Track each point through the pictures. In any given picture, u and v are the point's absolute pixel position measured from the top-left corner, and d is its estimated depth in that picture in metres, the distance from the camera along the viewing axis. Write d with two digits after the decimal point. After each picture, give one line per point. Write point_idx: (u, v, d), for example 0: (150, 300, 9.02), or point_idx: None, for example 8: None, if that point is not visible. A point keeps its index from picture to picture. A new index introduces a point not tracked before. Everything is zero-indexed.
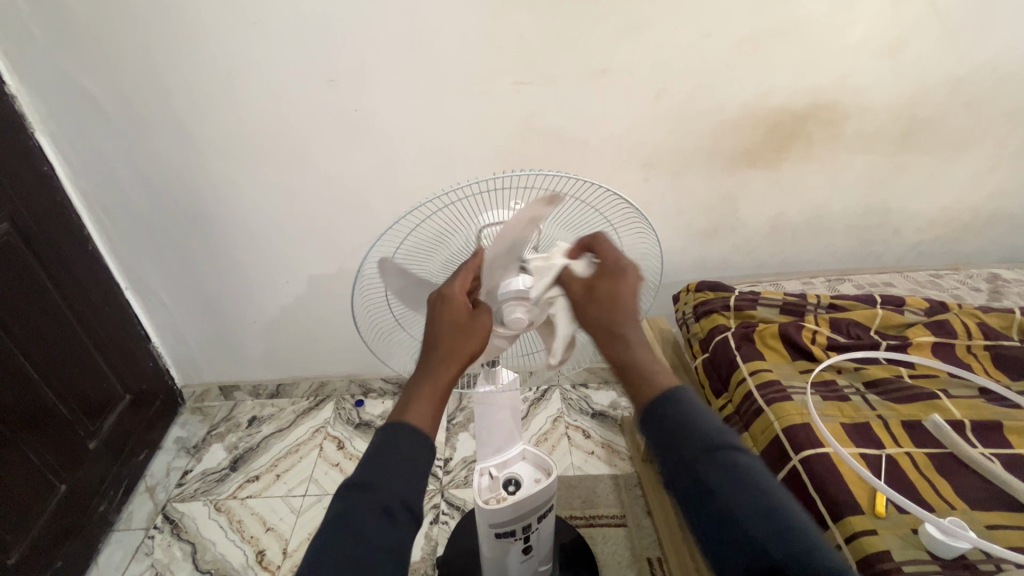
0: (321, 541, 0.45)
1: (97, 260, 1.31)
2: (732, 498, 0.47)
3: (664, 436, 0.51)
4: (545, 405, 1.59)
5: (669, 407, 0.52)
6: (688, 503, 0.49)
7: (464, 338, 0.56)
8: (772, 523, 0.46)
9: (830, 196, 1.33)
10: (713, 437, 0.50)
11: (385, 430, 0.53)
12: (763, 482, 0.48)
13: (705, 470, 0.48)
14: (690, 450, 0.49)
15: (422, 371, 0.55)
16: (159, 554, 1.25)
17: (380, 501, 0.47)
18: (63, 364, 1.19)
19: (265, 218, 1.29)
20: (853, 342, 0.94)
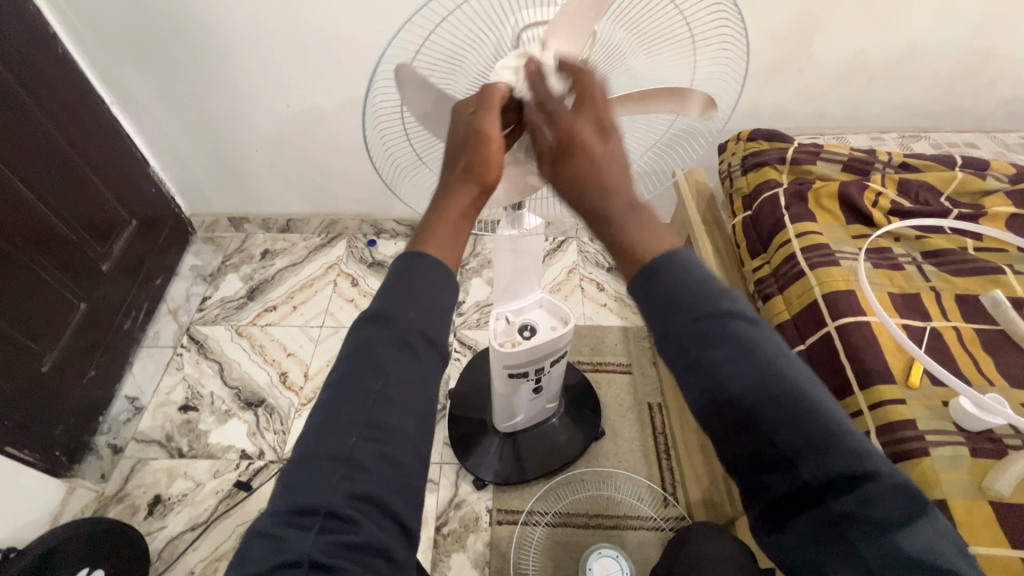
0: (339, 375, 0.42)
1: (74, 67, 1.15)
2: (734, 383, 0.37)
3: (653, 301, 0.39)
4: (561, 256, 1.55)
5: (661, 268, 0.39)
6: (678, 384, 0.39)
7: (483, 155, 0.47)
8: (785, 407, 0.36)
9: (931, 32, 1.09)
10: (704, 301, 0.38)
11: (399, 261, 0.45)
12: (771, 360, 0.37)
13: (706, 351, 0.37)
14: (681, 322, 0.38)
15: (439, 198, 0.48)
16: (189, 369, 1.33)
17: (398, 335, 0.41)
18: (59, 182, 1.12)
19: (254, 22, 1.10)
20: (920, 207, 0.84)
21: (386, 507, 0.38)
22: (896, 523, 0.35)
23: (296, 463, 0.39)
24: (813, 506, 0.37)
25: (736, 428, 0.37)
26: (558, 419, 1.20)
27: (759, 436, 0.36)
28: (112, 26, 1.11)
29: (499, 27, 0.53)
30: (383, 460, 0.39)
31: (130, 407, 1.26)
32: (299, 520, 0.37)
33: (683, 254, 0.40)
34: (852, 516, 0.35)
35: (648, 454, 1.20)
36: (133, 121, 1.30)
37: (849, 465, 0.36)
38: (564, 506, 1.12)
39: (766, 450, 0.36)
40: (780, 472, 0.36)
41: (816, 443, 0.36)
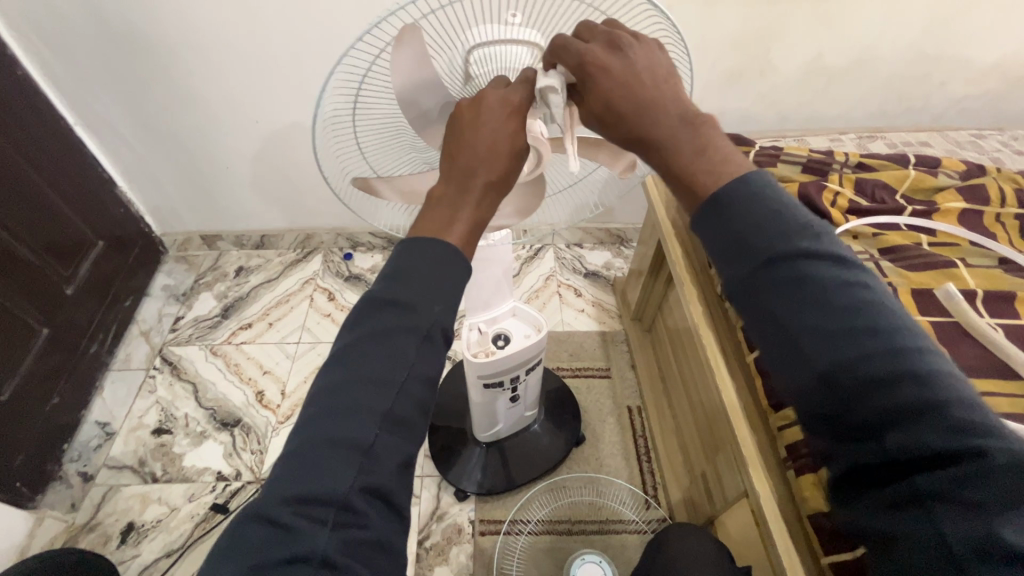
0: (346, 361, 0.40)
1: (32, 88, 1.13)
2: (797, 323, 0.39)
3: (725, 247, 0.41)
4: (538, 263, 1.56)
5: (726, 208, 0.41)
6: (754, 328, 0.42)
7: (500, 155, 0.46)
8: (861, 351, 0.37)
9: (881, 36, 1.13)
10: (779, 244, 0.39)
11: (409, 246, 0.43)
12: (850, 301, 0.38)
13: (773, 297, 0.39)
14: (745, 265, 0.40)
15: (468, 172, 0.45)
16: (162, 392, 1.30)
17: (422, 327, 0.41)
18: (19, 206, 1.09)
19: (216, 40, 1.09)
20: (875, 206, 0.87)
21: (390, 500, 0.38)
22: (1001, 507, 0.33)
23: (293, 455, 0.37)
24: (900, 478, 0.37)
25: (803, 371, 0.39)
26: (539, 426, 1.20)
27: (823, 379, 0.38)
28: (71, 48, 1.10)
29: (452, 47, 0.54)
30: (394, 451, 0.39)
31: (101, 432, 1.23)
32: (311, 509, 0.35)
33: (750, 186, 0.41)
34: (941, 496, 0.35)
35: (629, 457, 1.21)
36: (97, 142, 1.29)
37: (936, 437, 0.35)
38: (548, 513, 1.12)
39: (844, 401, 0.38)
40: (855, 425, 0.38)
41: (889, 390, 0.36)
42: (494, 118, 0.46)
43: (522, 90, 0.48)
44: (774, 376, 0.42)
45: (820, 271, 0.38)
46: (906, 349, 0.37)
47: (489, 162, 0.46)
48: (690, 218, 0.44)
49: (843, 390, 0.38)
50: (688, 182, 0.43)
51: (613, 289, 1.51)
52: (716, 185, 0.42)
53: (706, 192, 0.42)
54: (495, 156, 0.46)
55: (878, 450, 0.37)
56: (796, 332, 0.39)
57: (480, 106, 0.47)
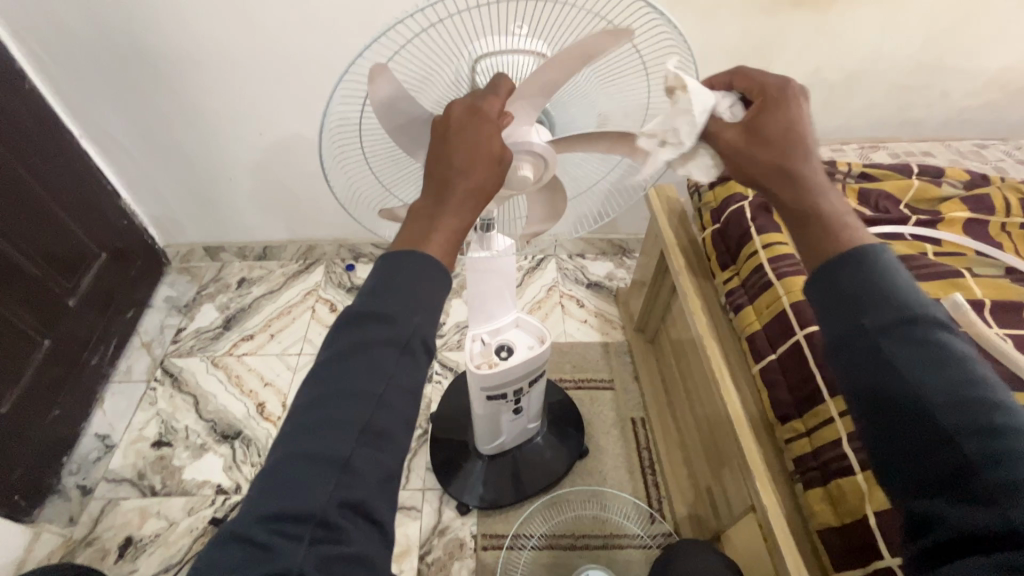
0: (326, 375, 0.40)
1: (39, 101, 1.15)
2: (921, 382, 0.39)
3: (847, 296, 0.42)
4: (540, 274, 1.56)
5: (860, 264, 0.42)
6: (867, 378, 0.41)
7: (479, 164, 0.45)
8: (981, 423, 0.37)
9: (881, 47, 1.14)
10: (911, 306, 0.40)
11: (389, 259, 0.43)
12: (969, 378, 0.39)
13: (900, 351, 0.39)
14: (879, 316, 0.40)
15: (444, 183, 0.45)
16: (162, 404, 1.29)
17: (400, 338, 0.40)
18: (22, 218, 1.10)
19: (220, 53, 1.11)
20: (880, 216, 0.87)
21: (371, 517, 0.38)
22: None
23: (273, 470, 0.37)
24: (1012, 548, 0.34)
25: (920, 428, 0.39)
26: (542, 438, 1.18)
27: (945, 441, 0.38)
28: (78, 62, 1.11)
29: (457, 57, 0.54)
30: (375, 465, 0.38)
31: (101, 445, 1.22)
32: (287, 526, 0.35)
33: (881, 249, 0.43)
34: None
35: (633, 471, 1.19)
36: (101, 154, 1.29)
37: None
38: (551, 527, 1.11)
39: (958, 466, 0.37)
40: (967, 491, 0.37)
41: (1006, 464, 0.36)
42: (472, 129, 0.46)
43: (490, 96, 0.49)
44: (874, 432, 0.41)
45: (949, 341, 0.40)
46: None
47: (466, 173, 0.45)
48: (818, 266, 0.44)
49: (962, 455, 0.37)
50: (825, 235, 0.45)
51: (616, 300, 1.50)
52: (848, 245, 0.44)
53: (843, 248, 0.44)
54: (473, 165, 0.45)
55: (995, 518, 0.35)
56: (921, 388, 0.39)
57: (455, 118, 0.47)
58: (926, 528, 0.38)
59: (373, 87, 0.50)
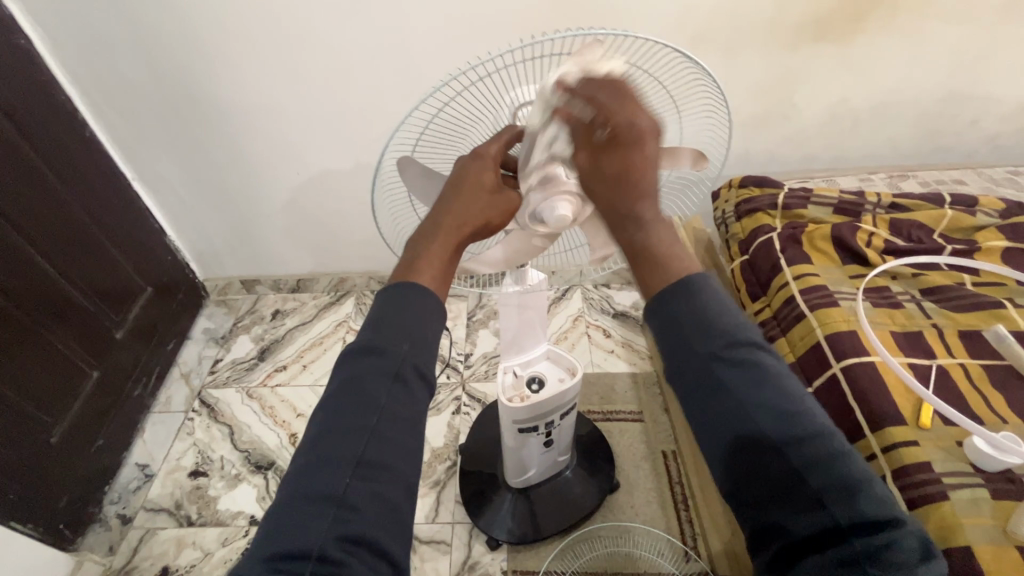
0: (327, 412, 0.42)
1: (97, 147, 1.23)
2: (753, 404, 0.40)
3: (671, 326, 0.43)
4: (566, 304, 1.57)
5: (689, 294, 0.43)
6: (700, 403, 0.41)
7: (476, 200, 0.51)
8: (800, 433, 0.39)
9: (905, 77, 1.15)
10: (735, 331, 0.41)
11: (389, 288, 0.47)
12: (788, 390, 0.41)
13: (726, 371, 0.40)
14: (716, 342, 0.41)
15: (435, 222, 0.51)
16: (199, 434, 1.33)
17: (391, 367, 0.43)
18: (78, 257, 1.17)
19: (263, 100, 1.18)
20: (913, 246, 0.86)
21: (378, 548, 0.38)
22: (915, 561, 0.37)
23: (282, 506, 0.39)
24: (833, 543, 0.38)
25: (750, 449, 0.40)
26: (571, 471, 1.17)
27: (779, 456, 0.39)
28: (136, 110, 1.20)
29: (501, 107, 0.56)
30: (373, 498, 0.39)
31: (140, 474, 1.26)
32: (286, 566, 0.36)
33: (709, 278, 0.44)
34: (874, 556, 0.37)
35: (666, 506, 1.16)
36: (151, 194, 1.37)
37: (867, 504, 0.38)
38: (583, 564, 1.08)
39: (789, 475, 0.39)
40: (798, 497, 0.39)
41: (828, 463, 0.39)
42: (475, 167, 0.53)
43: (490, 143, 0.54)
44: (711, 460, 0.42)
45: (766, 361, 0.41)
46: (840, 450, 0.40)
47: (467, 204, 0.51)
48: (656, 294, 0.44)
49: (791, 463, 0.39)
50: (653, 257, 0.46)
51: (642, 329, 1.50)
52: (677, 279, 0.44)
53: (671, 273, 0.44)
54: (474, 198, 0.52)
55: (817, 519, 0.38)
56: (746, 408, 0.40)
57: (460, 162, 0.54)
58: (765, 542, 0.40)
59: (404, 175, 0.58)
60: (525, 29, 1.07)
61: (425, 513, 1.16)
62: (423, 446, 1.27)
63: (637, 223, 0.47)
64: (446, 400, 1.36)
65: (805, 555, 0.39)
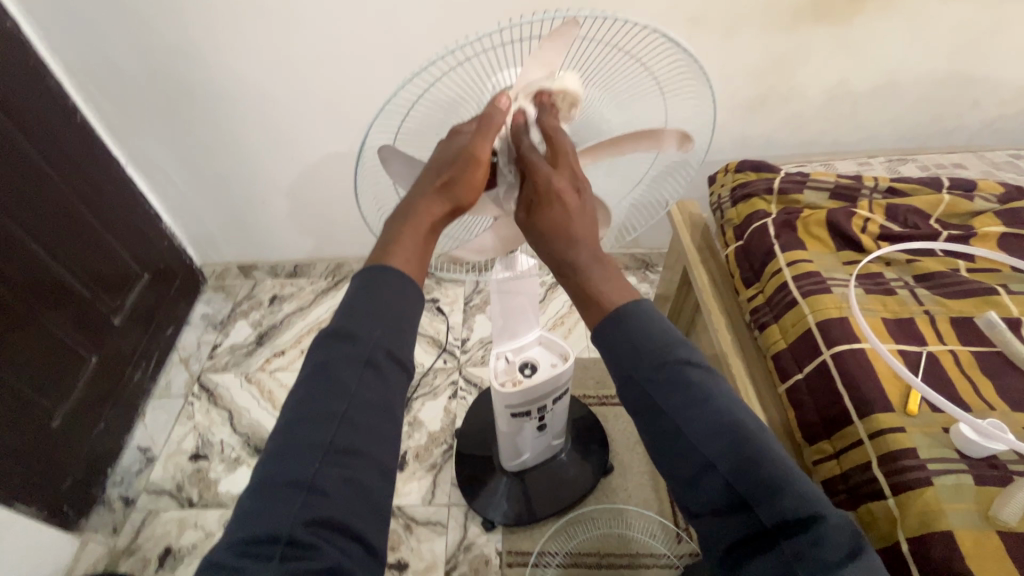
0: (300, 396, 0.43)
1: (89, 132, 1.22)
2: (684, 424, 0.46)
3: (616, 353, 0.49)
4: (562, 289, 1.56)
5: (623, 320, 0.49)
6: (642, 426, 0.48)
7: (460, 181, 0.50)
8: (729, 442, 0.44)
9: (908, 58, 1.12)
10: (664, 351, 0.48)
11: (362, 273, 0.48)
12: (718, 398, 0.46)
13: (655, 390, 0.47)
14: (643, 369, 0.47)
15: (410, 208, 0.51)
16: (199, 418, 1.35)
17: (363, 353, 0.44)
18: (73, 243, 1.17)
19: (254, 84, 1.16)
20: (909, 231, 0.85)
21: (349, 531, 0.39)
22: (842, 559, 0.41)
23: (253, 492, 0.40)
24: (765, 546, 0.43)
25: (699, 470, 0.45)
26: (565, 454, 1.19)
27: (705, 468, 0.45)
28: (127, 94, 1.18)
29: (483, 87, 0.55)
30: (345, 482, 0.40)
31: (142, 457, 1.28)
32: (260, 551, 0.37)
33: (636, 307, 0.50)
34: (801, 556, 0.41)
35: (658, 489, 1.18)
36: (145, 179, 1.36)
37: (790, 506, 0.42)
38: (575, 545, 1.10)
39: (731, 499, 0.44)
40: (729, 502, 0.44)
41: (751, 468, 0.44)
42: (455, 147, 0.51)
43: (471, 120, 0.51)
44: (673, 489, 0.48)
45: (697, 376, 0.47)
46: (768, 455, 0.44)
47: (449, 185, 0.50)
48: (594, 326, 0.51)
49: (723, 476, 0.44)
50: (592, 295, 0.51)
51: None
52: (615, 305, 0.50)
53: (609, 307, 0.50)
54: (457, 176, 0.50)
55: (747, 520, 0.44)
56: (679, 425, 0.46)
57: (442, 143, 0.52)
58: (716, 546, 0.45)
59: (388, 165, 0.58)
60: (520, 9, 1.05)
61: (421, 495, 1.18)
62: (420, 430, 1.29)
63: (573, 266, 0.53)
64: (443, 384, 1.37)
65: (750, 555, 0.44)
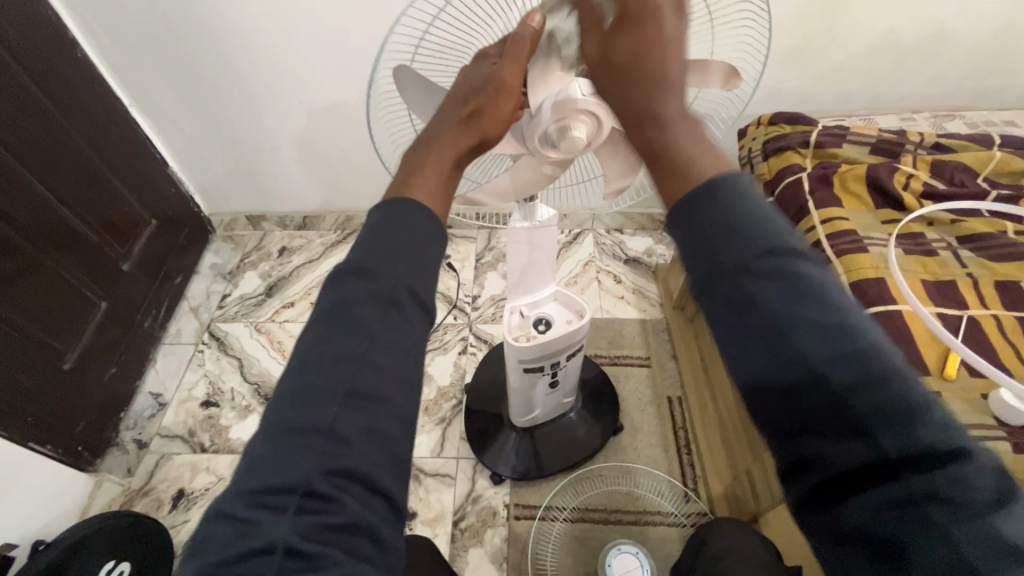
0: (315, 337, 0.39)
1: (91, 68, 1.16)
2: (793, 328, 0.32)
3: (695, 234, 0.35)
4: (577, 248, 1.53)
5: (712, 195, 0.35)
6: (723, 329, 0.35)
7: (486, 110, 0.46)
8: (849, 354, 0.32)
9: (965, 4, 1.04)
10: (765, 232, 0.34)
11: (379, 207, 0.43)
12: (833, 296, 0.33)
13: (751, 281, 0.33)
14: (737, 252, 0.33)
15: (432, 139, 0.46)
16: (210, 366, 1.35)
17: (384, 293, 0.40)
18: (79, 185, 1.14)
19: (262, 19, 1.09)
20: (954, 190, 0.80)
21: (368, 482, 0.36)
22: (989, 505, 0.30)
23: (266, 436, 0.37)
24: (883, 484, 0.31)
25: (794, 386, 0.33)
26: (576, 413, 1.18)
27: (815, 381, 0.32)
28: (128, 27, 1.11)
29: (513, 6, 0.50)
30: (364, 429, 0.37)
31: (154, 403, 1.29)
32: (277, 499, 0.34)
33: (737, 174, 0.36)
34: (939, 499, 0.29)
35: (668, 449, 1.17)
36: (150, 121, 1.32)
37: (931, 432, 0.30)
38: (584, 501, 1.11)
39: (846, 423, 0.31)
40: (836, 425, 0.32)
41: (874, 388, 0.31)
42: (477, 73, 0.47)
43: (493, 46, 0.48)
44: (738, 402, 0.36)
45: (805, 267, 0.33)
46: (902, 373, 0.32)
47: (472, 115, 0.46)
48: (667, 210, 0.37)
49: (830, 388, 0.32)
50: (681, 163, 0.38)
51: (654, 276, 1.47)
52: (708, 173, 0.37)
53: (693, 179, 0.37)
54: (480, 102, 0.46)
55: (864, 447, 0.31)
56: (782, 328, 0.32)
57: (463, 71, 0.48)
58: (795, 476, 0.34)
59: (406, 86, 0.53)
60: None
61: (430, 448, 1.19)
62: (430, 384, 1.28)
63: (656, 121, 0.40)
64: (453, 340, 1.35)
65: (857, 490, 0.32)
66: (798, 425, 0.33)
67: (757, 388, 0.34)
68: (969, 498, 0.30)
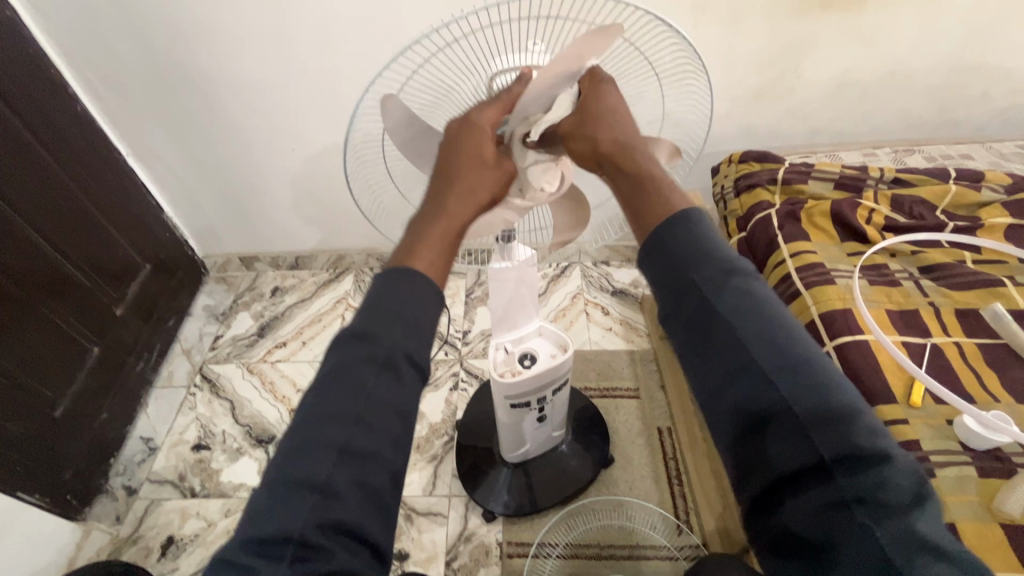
0: (315, 396, 0.41)
1: (90, 121, 1.21)
2: (748, 334, 0.38)
3: (665, 259, 0.42)
4: (565, 282, 1.56)
5: (675, 227, 0.42)
6: (688, 340, 0.40)
7: (482, 182, 0.49)
8: (794, 363, 0.37)
9: (915, 47, 1.11)
10: (727, 259, 0.41)
11: (385, 274, 0.46)
12: (778, 314, 0.39)
13: (713, 296, 0.39)
14: (706, 270, 0.40)
15: (441, 207, 0.48)
16: (202, 409, 1.35)
17: (383, 356, 0.42)
18: (75, 232, 1.17)
19: (255, 72, 1.16)
20: (913, 223, 0.85)
21: (357, 533, 0.38)
22: (908, 505, 0.33)
23: (266, 491, 0.39)
24: (820, 485, 0.35)
25: (748, 388, 0.37)
26: (567, 446, 1.18)
27: (768, 384, 0.37)
28: (127, 82, 1.17)
29: (474, 75, 0.56)
30: (357, 484, 0.39)
31: (145, 447, 1.29)
32: (270, 548, 0.36)
33: (700, 214, 0.43)
34: (866, 500, 0.34)
35: (659, 480, 1.18)
36: (146, 170, 1.36)
37: (862, 437, 0.35)
38: (576, 536, 1.10)
39: (789, 424, 0.36)
40: (785, 428, 0.36)
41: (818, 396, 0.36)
42: (480, 144, 0.50)
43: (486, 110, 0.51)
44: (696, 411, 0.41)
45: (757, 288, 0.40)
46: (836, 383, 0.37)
47: (470, 180, 0.49)
48: (640, 244, 0.44)
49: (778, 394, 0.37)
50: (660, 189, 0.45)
51: (641, 307, 1.50)
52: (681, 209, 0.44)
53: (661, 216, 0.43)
54: (478, 174, 0.49)
55: (803, 451, 0.36)
56: (739, 334, 0.38)
57: (455, 133, 0.51)
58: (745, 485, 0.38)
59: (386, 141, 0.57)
60: None
61: (422, 486, 1.18)
62: (421, 421, 1.29)
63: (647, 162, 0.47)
64: (444, 375, 1.37)
65: (797, 493, 0.36)
66: (750, 437, 0.38)
67: (720, 399, 0.38)
68: (891, 501, 0.33)
